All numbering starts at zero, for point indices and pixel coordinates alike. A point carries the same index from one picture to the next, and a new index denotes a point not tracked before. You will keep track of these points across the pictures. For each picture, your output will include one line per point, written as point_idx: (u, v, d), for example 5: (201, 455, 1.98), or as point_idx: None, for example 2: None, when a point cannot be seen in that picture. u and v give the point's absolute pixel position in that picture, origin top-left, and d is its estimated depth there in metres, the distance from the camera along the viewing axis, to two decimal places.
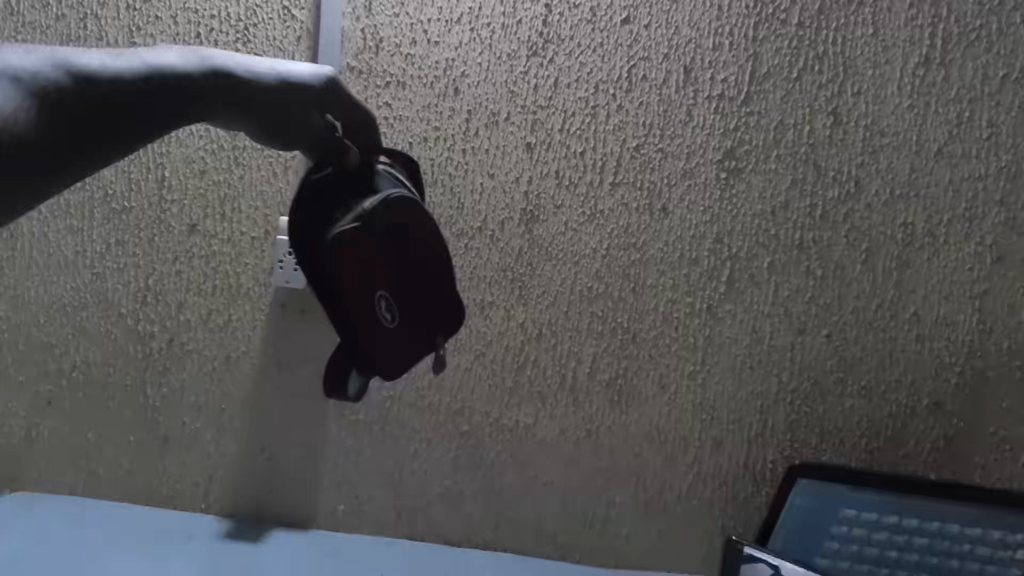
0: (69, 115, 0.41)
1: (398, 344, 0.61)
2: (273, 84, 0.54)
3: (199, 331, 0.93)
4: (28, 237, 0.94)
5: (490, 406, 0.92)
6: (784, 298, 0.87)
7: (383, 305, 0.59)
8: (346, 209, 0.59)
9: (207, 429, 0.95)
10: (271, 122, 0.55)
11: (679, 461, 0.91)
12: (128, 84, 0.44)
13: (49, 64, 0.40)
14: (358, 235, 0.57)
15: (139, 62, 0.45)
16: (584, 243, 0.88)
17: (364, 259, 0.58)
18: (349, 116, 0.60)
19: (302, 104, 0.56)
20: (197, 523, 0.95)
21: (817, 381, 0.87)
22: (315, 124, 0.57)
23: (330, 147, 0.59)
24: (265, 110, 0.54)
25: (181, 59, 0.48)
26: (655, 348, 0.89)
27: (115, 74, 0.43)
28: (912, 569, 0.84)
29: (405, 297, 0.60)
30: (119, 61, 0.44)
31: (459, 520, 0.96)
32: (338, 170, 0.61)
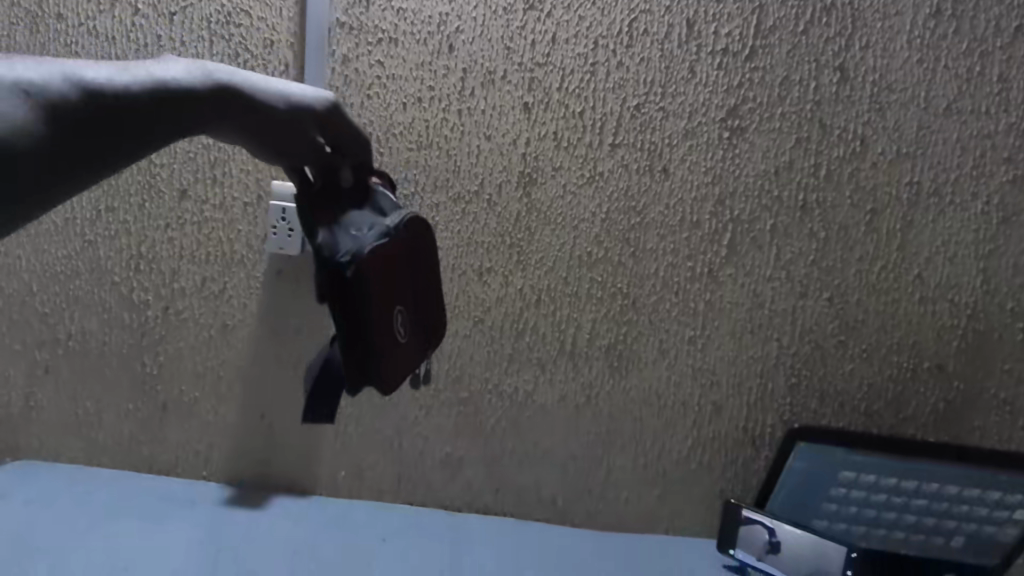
0: (74, 130, 0.40)
1: (411, 358, 0.62)
2: (278, 103, 0.55)
3: (194, 299, 0.92)
4: None
5: (489, 372, 0.92)
6: (786, 261, 0.85)
7: (399, 321, 0.59)
8: (360, 222, 0.56)
9: (208, 399, 0.95)
10: (270, 139, 0.55)
11: (679, 425, 0.92)
12: (134, 99, 0.43)
13: (60, 77, 0.39)
14: (385, 252, 0.55)
15: (145, 75, 0.45)
16: (583, 207, 0.86)
17: (388, 273, 0.56)
18: (343, 137, 0.59)
19: (299, 118, 0.56)
20: (201, 491, 0.96)
21: (818, 345, 0.87)
22: (314, 141, 0.57)
23: (323, 167, 0.58)
24: (265, 122, 0.54)
25: (187, 73, 0.48)
26: (655, 313, 0.89)
27: (123, 88, 0.43)
28: (908, 529, 0.88)
29: (408, 309, 0.61)
30: (126, 75, 0.44)
31: (460, 487, 0.96)
32: (326, 186, 0.58)
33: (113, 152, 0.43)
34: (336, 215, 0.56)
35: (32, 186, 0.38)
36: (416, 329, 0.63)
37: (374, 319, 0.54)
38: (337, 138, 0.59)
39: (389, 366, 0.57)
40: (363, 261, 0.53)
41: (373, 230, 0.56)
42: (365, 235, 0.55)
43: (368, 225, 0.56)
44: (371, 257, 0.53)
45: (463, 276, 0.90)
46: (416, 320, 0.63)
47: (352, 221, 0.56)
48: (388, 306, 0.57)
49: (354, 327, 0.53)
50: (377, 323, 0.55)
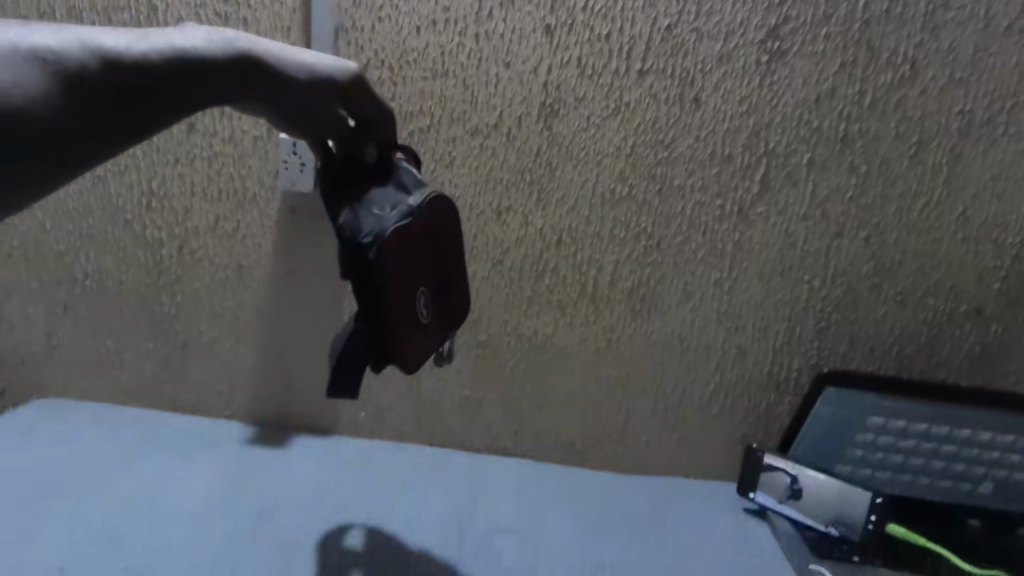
0: (92, 100, 0.43)
1: (433, 337, 0.64)
2: (298, 73, 0.58)
3: (208, 238, 0.90)
4: None
5: (508, 314, 0.90)
6: (822, 198, 0.81)
7: (423, 302, 0.61)
8: (383, 201, 0.59)
9: (227, 340, 0.95)
10: (294, 114, 0.59)
11: (701, 370, 0.90)
12: (152, 68, 0.47)
13: (76, 45, 0.42)
14: (407, 232, 0.57)
15: (163, 44, 0.48)
16: (607, 141, 0.82)
17: (410, 254, 0.58)
18: (367, 111, 0.61)
19: (321, 94, 0.59)
20: (224, 429, 0.97)
21: (851, 288, 0.85)
22: (337, 116, 0.60)
23: (347, 142, 0.61)
24: (286, 96, 0.58)
25: (205, 43, 0.51)
26: (680, 255, 0.86)
27: (140, 55, 0.46)
28: (936, 475, 0.87)
29: (432, 291, 0.63)
30: (143, 44, 0.46)
31: (479, 429, 0.96)
32: (350, 162, 0.61)
33: (126, 124, 0.46)
34: (360, 193, 0.59)
35: (63, 151, 0.42)
36: (441, 313, 0.65)
37: (395, 300, 0.57)
38: (360, 113, 0.61)
39: (409, 347, 0.59)
40: (384, 242, 0.56)
41: (396, 210, 0.58)
42: (387, 215, 0.57)
43: (391, 205, 0.59)
44: (392, 239, 0.56)
45: (481, 215, 0.87)
46: (441, 304, 0.64)
47: (375, 199, 0.59)
48: (412, 287, 0.59)
49: (376, 306, 0.57)
50: (399, 304, 0.58)
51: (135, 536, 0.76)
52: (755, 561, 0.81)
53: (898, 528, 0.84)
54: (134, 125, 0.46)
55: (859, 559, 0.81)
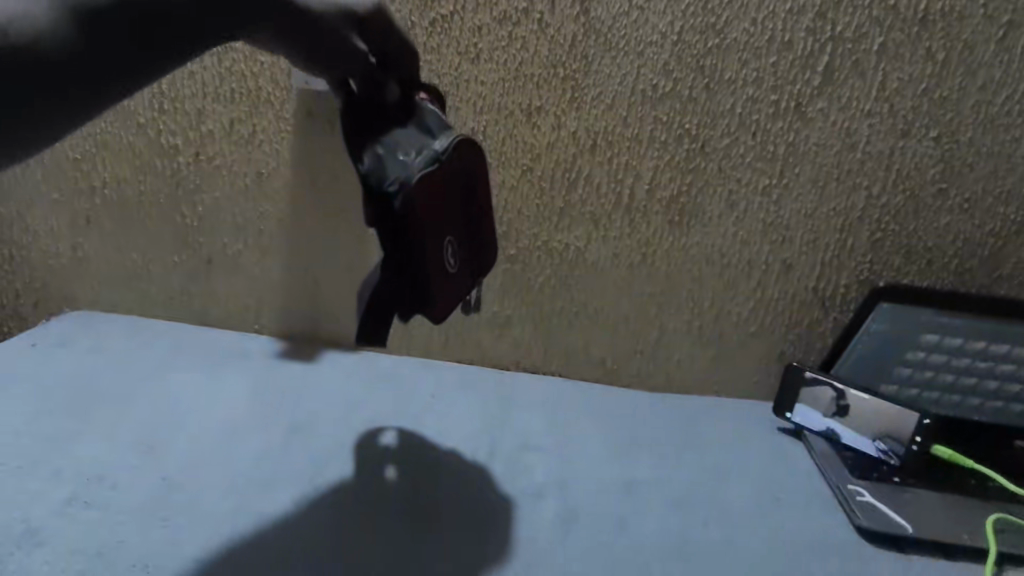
0: (98, 36, 0.40)
1: (462, 288, 0.59)
2: (317, 5, 0.53)
3: (224, 144, 0.87)
4: None
5: (538, 227, 0.85)
6: (892, 91, 0.76)
7: (450, 252, 0.56)
8: (408, 145, 0.54)
9: (250, 252, 0.92)
10: (309, 47, 0.53)
11: (742, 286, 0.85)
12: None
13: None
14: (433, 179, 0.53)
15: None
16: (651, 27, 0.76)
17: (435, 201, 0.53)
18: (389, 48, 0.57)
19: (342, 24, 0.54)
20: (253, 342, 0.96)
21: (913, 195, 0.79)
22: (358, 49, 0.55)
23: (368, 80, 0.56)
24: (304, 30, 0.52)
25: None
26: (726, 159, 0.80)
27: None
28: (988, 396, 0.82)
29: (460, 240, 0.58)
30: None
31: (508, 346, 0.93)
32: (371, 100, 0.56)
33: (136, 65, 0.43)
34: (380, 135, 0.54)
35: (65, 92, 0.39)
36: (471, 262, 0.60)
37: (420, 251, 0.53)
38: (383, 48, 0.57)
39: (439, 295, 0.55)
40: (410, 192, 0.51)
41: (421, 155, 0.53)
42: (412, 160, 0.53)
43: (416, 149, 0.54)
44: (418, 188, 0.51)
45: (511, 117, 0.81)
46: (470, 252, 0.59)
47: (398, 142, 0.54)
48: (437, 236, 0.54)
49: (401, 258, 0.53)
50: (424, 254, 0.53)
51: (171, 444, 0.76)
52: (793, 481, 0.78)
53: (945, 450, 0.79)
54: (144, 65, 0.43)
55: (900, 480, 0.77)
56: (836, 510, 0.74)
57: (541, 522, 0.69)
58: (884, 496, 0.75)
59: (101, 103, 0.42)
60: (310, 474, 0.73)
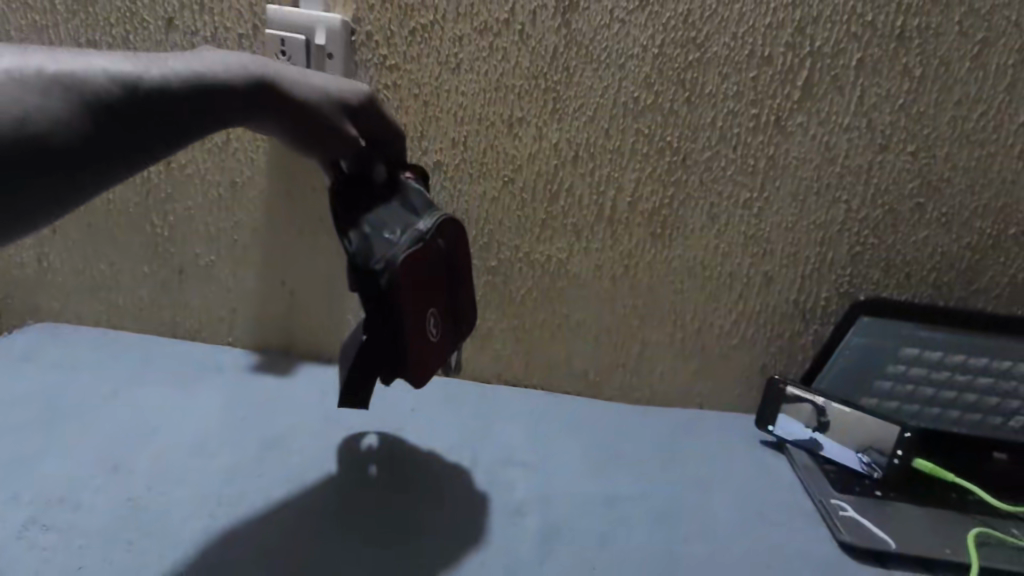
0: (109, 127, 0.46)
1: (443, 353, 0.62)
2: (319, 101, 0.59)
3: (198, 152, 0.85)
4: None
5: (519, 239, 0.84)
6: (870, 106, 0.76)
7: (432, 322, 0.59)
8: (394, 223, 0.57)
9: (224, 263, 0.90)
10: (303, 134, 0.59)
11: (724, 297, 0.85)
12: (172, 92, 0.49)
13: (102, 72, 0.46)
14: (417, 257, 0.55)
15: (186, 69, 0.51)
16: (632, 39, 0.75)
17: (420, 278, 0.56)
18: (378, 133, 0.63)
19: (334, 112, 0.60)
20: (227, 355, 0.93)
21: (891, 209, 0.80)
22: (349, 134, 0.60)
23: (359, 158, 0.61)
24: (302, 120, 0.58)
25: (226, 68, 0.54)
26: (707, 172, 0.80)
27: (163, 80, 0.49)
28: (966, 408, 0.82)
29: (441, 310, 0.61)
30: (166, 68, 0.49)
31: (488, 358, 0.92)
32: (358, 178, 0.60)
33: (139, 150, 0.48)
34: (367, 212, 0.57)
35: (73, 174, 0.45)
36: (450, 329, 0.64)
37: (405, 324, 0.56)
38: (371, 132, 0.63)
39: (416, 365, 0.58)
40: (396, 271, 0.54)
41: (406, 234, 0.56)
42: (398, 240, 0.55)
43: (401, 226, 0.57)
44: (404, 265, 0.54)
45: (492, 128, 0.80)
46: (450, 318, 0.63)
47: (383, 219, 0.57)
48: (421, 310, 0.57)
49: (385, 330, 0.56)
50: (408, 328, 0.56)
51: (136, 463, 0.73)
52: (775, 495, 0.78)
53: (927, 463, 0.77)
54: (146, 151, 0.49)
55: (881, 495, 0.76)
56: (819, 525, 0.74)
57: (520, 540, 0.67)
58: (867, 510, 0.74)
59: (104, 184, 0.48)
60: (281, 491, 0.71)
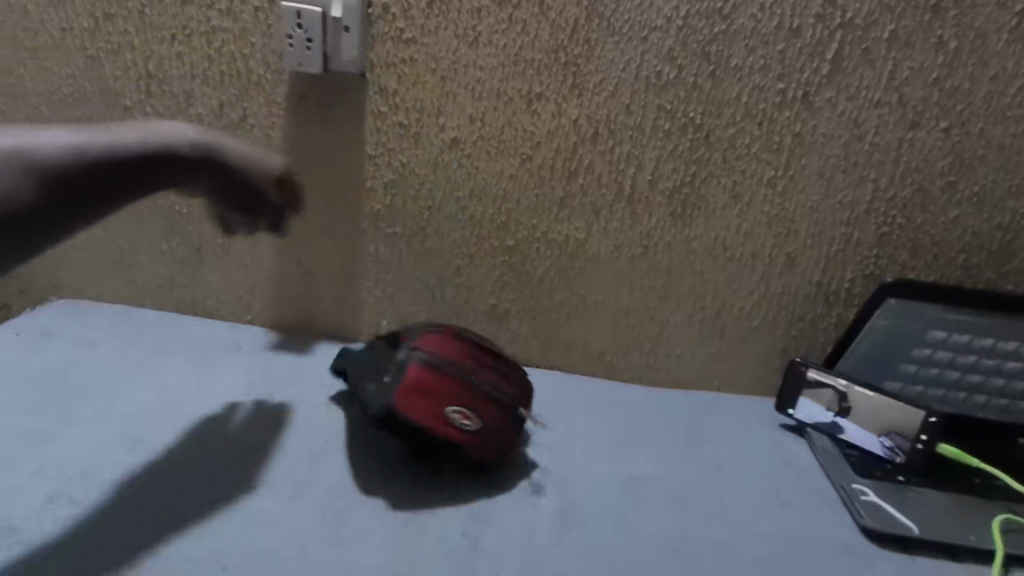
0: (65, 196, 0.50)
1: (473, 390, 0.71)
2: (254, 168, 0.62)
3: (215, 129, 0.84)
4: (8, 13, 0.82)
5: (537, 219, 0.83)
6: (901, 80, 0.74)
7: (436, 368, 0.70)
8: (383, 372, 0.72)
9: (241, 240, 0.90)
10: (231, 200, 0.62)
11: (745, 278, 0.83)
12: (125, 161, 0.53)
13: (59, 147, 0.50)
14: (411, 380, 0.68)
15: (139, 140, 0.55)
16: (655, 11, 0.73)
17: (421, 389, 0.68)
18: (286, 192, 0.65)
19: (269, 179, 0.63)
20: (245, 333, 0.94)
21: (921, 188, 0.77)
22: (272, 200, 0.64)
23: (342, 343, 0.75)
24: (232, 189, 0.61)
25: (175, 139, 0.57)
26: (731, 149, 0.78)
27: (113, 152, 0.53)
28: (992, 393, 0.80)
29: (459, 369, 0.71)
30: (119, 140, 0.54)
31: (503, 340, 0.91)
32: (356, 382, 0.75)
33: (76, 222, 0.52)
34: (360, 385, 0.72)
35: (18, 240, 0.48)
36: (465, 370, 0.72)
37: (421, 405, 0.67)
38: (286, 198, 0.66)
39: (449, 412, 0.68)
40: (397, 396, 0.67)
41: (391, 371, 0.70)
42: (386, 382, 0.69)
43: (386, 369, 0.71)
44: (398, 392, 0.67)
45: (510, 104, 0.79)
46: (469, 358, 0.74)
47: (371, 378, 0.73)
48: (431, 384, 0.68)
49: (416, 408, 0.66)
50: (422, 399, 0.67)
51: (158, 439, 0.74)
52: (796, 479, 0.76)
53: (952, 449, 0.76)
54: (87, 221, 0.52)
55: (903, 480, 0.75)
56: (839, 509, 0.73)
57: (538, 522, 0.67)
58: (888, 496, 0.73)
59: (39, 250, 0.51)
60: (299, 470, 0.71)
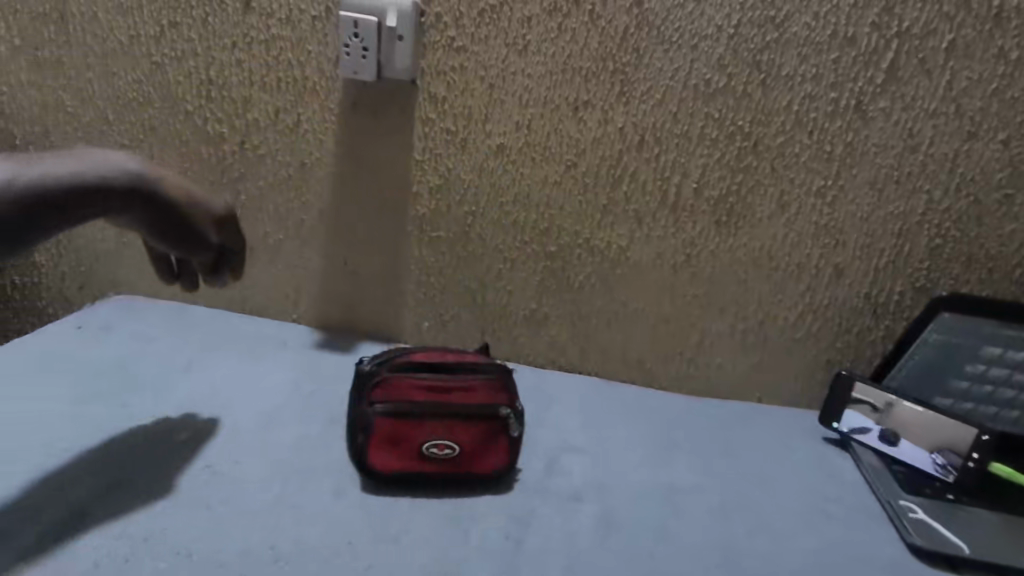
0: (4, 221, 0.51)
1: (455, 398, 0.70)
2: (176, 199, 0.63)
3: (270, 133, 0.87)
4: (80, 20, 0.86)
5: (580, 225, 0.84)
6: (959, 90, 0.72)
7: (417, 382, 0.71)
8: None
9: (290, 241, 0.92)
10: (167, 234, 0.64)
11: (791, 288, 0.82)
12: (65, 189, 0.55)
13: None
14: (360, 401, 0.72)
15: (75, 168, 0.56)
16: (706, 20, 0.73)
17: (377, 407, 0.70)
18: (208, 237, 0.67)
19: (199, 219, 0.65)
20: (292, 331, 0.96)
21: (977, 201, 0.75)
22: (201, 236, 0.66)
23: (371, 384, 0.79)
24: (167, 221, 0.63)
25: (111, 168, 0.59)
26: (780, 158, 0.77)
27: (52, 180, 0.54)
28: None
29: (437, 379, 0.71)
30: (59, 168, 0.55)
31: (543, 345, 0.91)
32: None
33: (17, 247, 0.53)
34: None
35: None
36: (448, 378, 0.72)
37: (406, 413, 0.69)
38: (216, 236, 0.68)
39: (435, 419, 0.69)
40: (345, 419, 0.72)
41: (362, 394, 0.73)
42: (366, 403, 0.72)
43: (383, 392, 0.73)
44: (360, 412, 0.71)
45: (557, 111, 0.79)
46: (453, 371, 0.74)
47: None
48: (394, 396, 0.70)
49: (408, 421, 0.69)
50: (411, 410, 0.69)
51: (212, 433, 0.76)
52: (841, 494, 0.75)
53: (1004, 468, 0.73)
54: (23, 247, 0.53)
55: (954, 498, 0.73)
56: (885, 525, 0.71)
57: (578, 526, 0.67)
58: (937, 514, 0.71)
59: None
60: (345, 468, 0.73)
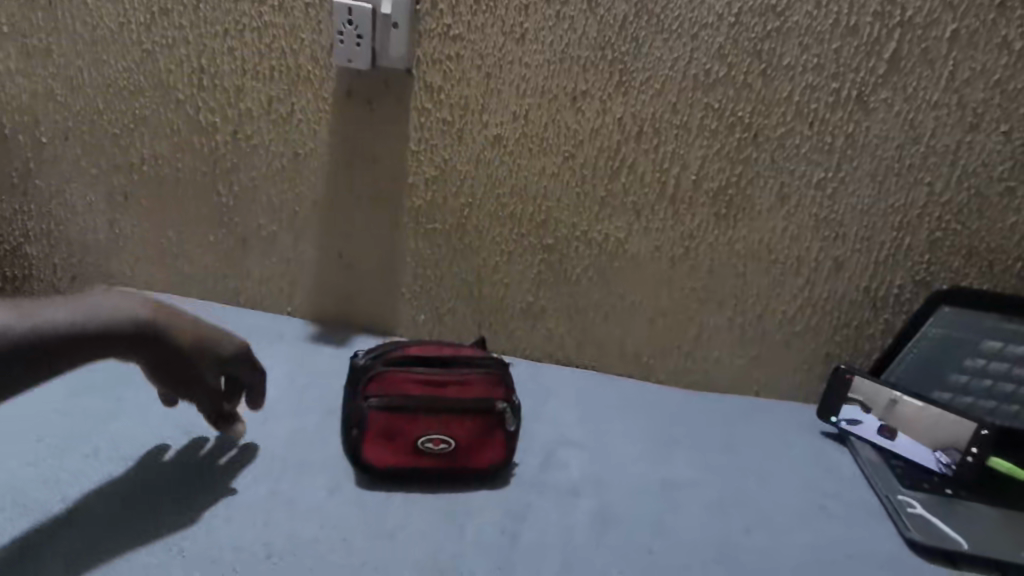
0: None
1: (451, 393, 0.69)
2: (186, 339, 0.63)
3: (264, 123, 0.85)
4: (69, 6, 0.84)
5: (577, 218, 0.83)
6: (961, 81, 0.71)
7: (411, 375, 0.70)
8: None
9: (284, 232, 0.91)
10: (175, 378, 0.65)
11: (790, 281, 0.82)
12: (64, 335, 0.57)
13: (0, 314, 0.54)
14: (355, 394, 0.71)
15: (80, 313, 0.58)
16: (706, 9, 0.72)
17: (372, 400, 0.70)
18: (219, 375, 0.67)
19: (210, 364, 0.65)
20: (285, 323, 0.95)
21: (978, 193, 0.75)
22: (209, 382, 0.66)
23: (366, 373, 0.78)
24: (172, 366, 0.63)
25: (118, 314, 0.60)
26: (780, 150, 0.76)
27: (52, 329, 0.56)
28: None
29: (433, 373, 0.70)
30: (63, 315, 0.57)
31: (539, 338, 0.90)
32: None
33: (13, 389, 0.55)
34: None
35: None
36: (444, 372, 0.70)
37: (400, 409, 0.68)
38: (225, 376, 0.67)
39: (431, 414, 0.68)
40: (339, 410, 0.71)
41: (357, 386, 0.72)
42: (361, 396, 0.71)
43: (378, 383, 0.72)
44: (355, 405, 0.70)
45: (554, 101, 0.78)
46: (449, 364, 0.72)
47: None
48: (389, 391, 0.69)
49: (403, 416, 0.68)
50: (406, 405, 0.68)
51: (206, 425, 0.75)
52: (840, 489, 0.75)
53: (1004, 463, 0.73)
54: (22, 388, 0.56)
55: (953, 492, 0.72)
56: (884, 522, 0.71)
57: (575, 521, 0.67)
58: (937, 509, 0.70)
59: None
60: (340, 462, 0.72)
